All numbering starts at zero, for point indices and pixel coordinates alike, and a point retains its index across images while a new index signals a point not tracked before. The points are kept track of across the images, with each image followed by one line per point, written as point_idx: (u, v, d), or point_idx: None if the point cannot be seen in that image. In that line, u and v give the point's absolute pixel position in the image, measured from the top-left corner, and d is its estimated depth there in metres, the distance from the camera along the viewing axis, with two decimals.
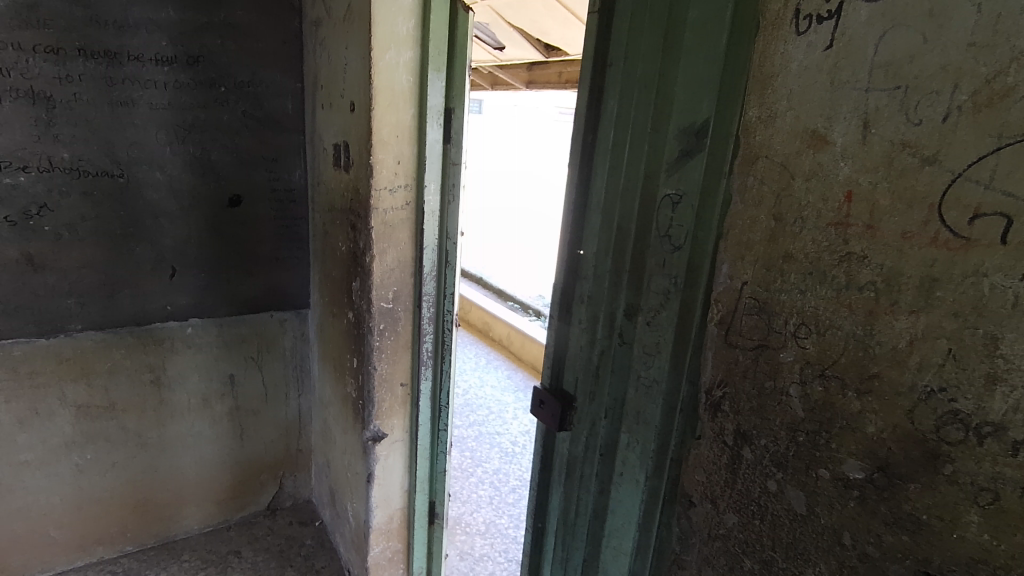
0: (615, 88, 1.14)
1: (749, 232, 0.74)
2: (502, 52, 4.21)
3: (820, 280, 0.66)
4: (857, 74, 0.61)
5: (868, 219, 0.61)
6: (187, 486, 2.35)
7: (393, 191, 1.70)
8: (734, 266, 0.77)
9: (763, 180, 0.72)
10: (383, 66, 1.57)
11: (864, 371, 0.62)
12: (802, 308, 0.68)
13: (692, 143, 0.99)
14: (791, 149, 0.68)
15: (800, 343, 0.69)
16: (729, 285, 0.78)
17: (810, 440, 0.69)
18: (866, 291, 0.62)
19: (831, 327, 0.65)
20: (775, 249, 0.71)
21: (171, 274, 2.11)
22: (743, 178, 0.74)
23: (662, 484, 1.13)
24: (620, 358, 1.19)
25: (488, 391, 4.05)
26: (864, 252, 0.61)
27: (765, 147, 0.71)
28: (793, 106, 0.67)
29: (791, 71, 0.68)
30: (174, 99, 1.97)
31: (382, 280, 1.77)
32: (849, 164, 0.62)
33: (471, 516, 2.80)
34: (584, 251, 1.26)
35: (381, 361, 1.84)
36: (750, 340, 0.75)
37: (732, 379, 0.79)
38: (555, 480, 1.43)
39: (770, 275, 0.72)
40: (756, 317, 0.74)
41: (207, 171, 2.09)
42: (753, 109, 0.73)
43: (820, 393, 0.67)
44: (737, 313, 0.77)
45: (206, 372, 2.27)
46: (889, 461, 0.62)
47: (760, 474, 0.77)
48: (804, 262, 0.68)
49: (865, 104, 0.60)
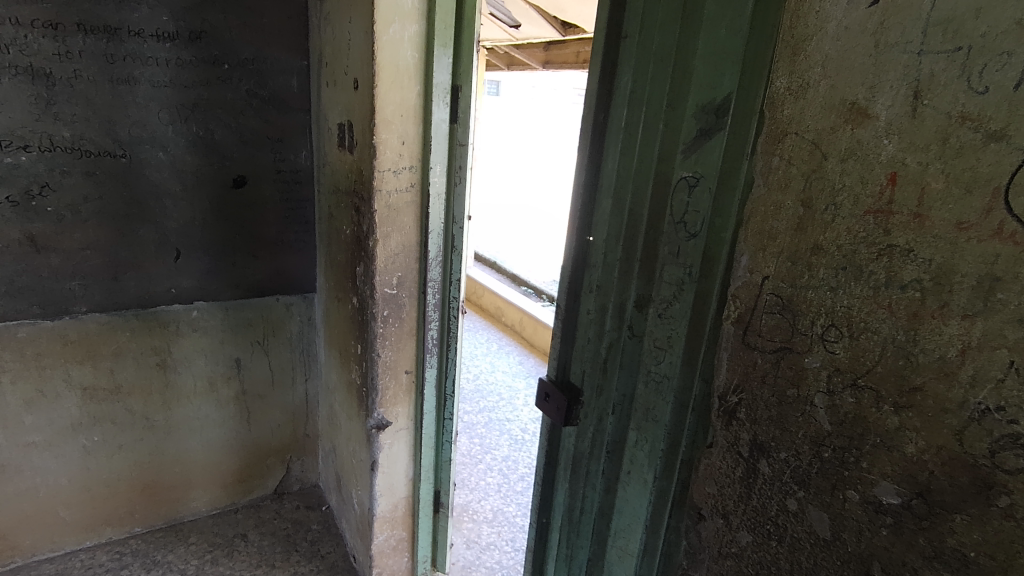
0: (629, 61, 1.05)
1: (774, 219, 0.67)
2: (518, 31, 4.10)
3: (854, 276, 0.59)
4: (908, 35, 0.52)
5: (916, 206, 0.53)
6: (195, 469, 2.35)
7: (397, 173, 1.64)
8: (754, 259, 0.70)
9: (790, 160, 0.64)
10: (387, 41, 1.50)
11: (904, 384, 0.55)
12: (833, 308, 0.61)
13: (711, 121, 0.92)
14: (825, 124, 0.60)
15: (829, 347, 0.62)
16: (749, 279, 0.71)
17: (837, 457, 0.62)
18: (909, 290, 0.54)
19: (866, 331, 0.58)
20: (802, 239, 0.64)
21: (175, 256, 2.08)
22: (767, 158, 0.67)
23: (672, 486, 1.06)
24: (630, 352, 1.13)
25: (499, 376, 4.01)
26: (910, 245, 0.54)
27: (794, 122, 0.63)
28: (829, 74, 0.59)
29: (828, 34, 0.59)
30: (176, 77, 1.92)
31: (386, 266, 1.71)
32: (894, 141, 0.54)
33: (479, 504, 2.78)
34: (593, 238, 1.19)
35: (385, 349, 1.79)
36: (770, 342, 0.68)
37: (748, 384, 0.72)
38: (560, 475, 1.38)
39: (796, 269, 0.65)
40: (776, 317, 0.67)
41: (211, 152, 2.04)
42: (782, 78, 0.65)
43: (850, 405, 0.60)
44: (756, 311, 0.70)
45: (212, 356, 2.26)
46: (931, 488, 0.55)
47: (779, 491, 0.70)
48: (836, 255, 0.60)
49: (918, 69, 0.52)
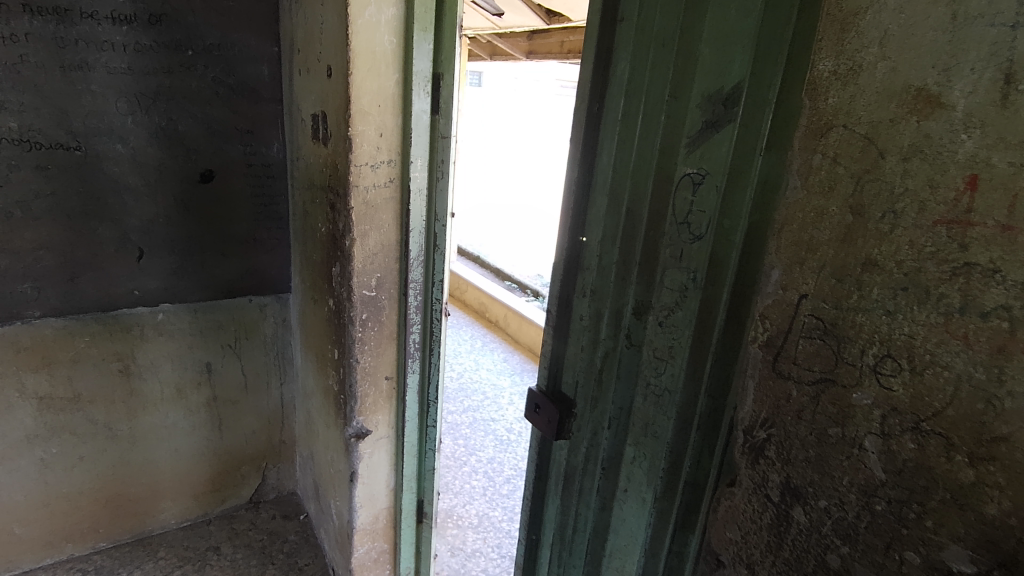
0: (628, 47, 0.97)
1: (816, 226, 0.60)
2: (502, 20, 3.99)
3: (918, 299, 0.52)
4: (995, 4, 0.45)
5: (1006, 216, 0.45)
6: (163, 479, 2.24)
7: (374, 167, 1.53)
8: (789, 273, 0.63)
9: (836, 157, 0.57)
10: (362, 25, 1.39)
11: (984, 432, 0.48)
12: (890, 336, 0.54)
13: (719, 113, 0.83)
14: (883, 115, 0.53)
15: (883, 382, 0.55)
16: (783, 297, 0.64)
17: (893, 511, 0.56)
18: (993, 319, 0.47)
19: (932, 366, 0.51)
20: (850, 252, 0.57)
21: (138, 256, 1.95)
22: (807, 155, 0.60)
23: (673, 508, 0.99)
24: (628, 363, 1.05)
25: (483, 374, 3.93)
26: (995, 264, 0.46)
27: (842, 112, 0.56)
28: (888, 55, 0.52)
29: (888, 6, 0.52)
30: (135, 63, 1.78)
31: (363, 266, 1.61)
32: (974, 136, 0.47)
33: (463, 508, 2.70)
34: (587, 239, 1.11)
35: (363, 354, 1.69)
36: (809, 371, 0.62)
37: (781, 417, 0.65)
38: (550, 490, 1.30)
39: (842, 288, 0.58)
40: (816, 342, 0.60)
41: (175, 144, 1.91)
42: (827, 60, 0.57)
43: (912, 452, 0.53)
44: (791, 335, 0.63)
45: (179, 362, 2.13)
46: (1016, 557, 0.48)
47: (816, 544, 0.63)
48: (895, 272, 0.53)
49: (1009, 46, 0.44)
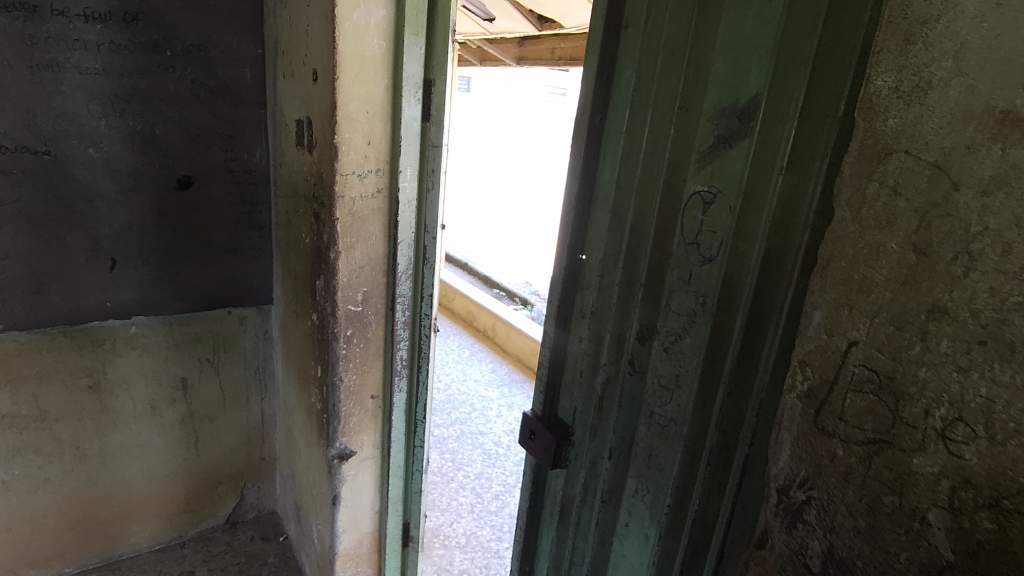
0: (633, 55, 0.91)
1: (872, 261, 0.56)
2: (493, 25, 3.94)
3: (997, 356, 0.47)
4: None
5: None
6: (134, 500, 2.13)
7: (362, 177, 1.46)
8: (835, 317, 0.59)
9: (897, 185, 0.53)
10: (350, 27, 1.32)
11: None
12: (961, 398, 0.50)
13: (733, 126, 0.78)
14: (958, 141, 0.49)
15: (953, 448, 0.50)
16: (829, 343, 0.60)
17: None
18: None
19: (1014, 435, 0.47)
20: (910, 297, 0.53)
21: (110, 266, 1.85)
22: (861, 183, 0.56)
23: (679, 548, 0.93)
24: (630, 390, 0.99)
25: (471, 385, 3.84)
26: None
27: (905, 136, 0.52)
28: (966, 73, 0.48)
29: (966, 13, 0.48)
30: (109, 63, 1.69)
31: (349, 280, 1.53)
32: None
33: (450, 527, 2.62)
34: (587, 257, 1.05)
35: (348, 372, 1.61)
36: (860, 428, 0.57)
37: (824, 478, 0.61)
38: (545, 520, 1.23)
39: (900, 339, 0.54)
40: (866, 398, 0.57)
41: (151, 149, 1.82)
42: (887, 77, 0.54)
43: (987, 529, 0.49)
44: (839, 386, 0.59)
45: (153, 377, 2.04)
46: None
47: None
48: (968, 325, 0.49)
49: None
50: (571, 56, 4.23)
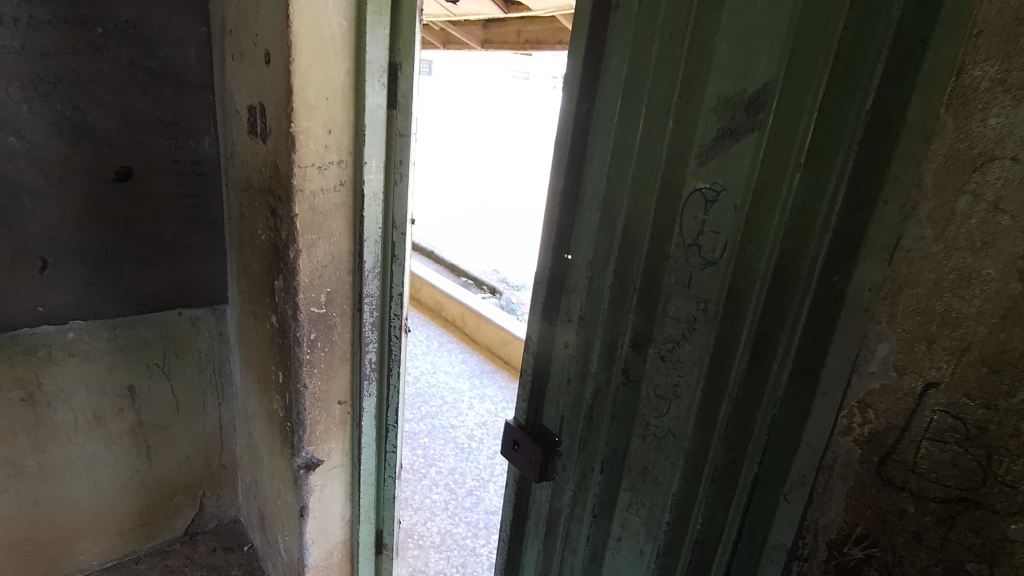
0: (625, 38, 0.83)
1: (956, 288, 0.54)
2: (457, 6, 3.80)
3: None
4: None
5: None
6: (81, 518, 1.97)
7: (322, 169, 1.34)
8: (905, 360, 0.58)
9: (997, 193, 0.50)
10: (306, 4, 1.19)
11: None
12: None
13: (740, 119, 0.71)
14: None
15: None
16: (899, 388, 0.58)
17: None
18: None
19: None
20: (1001, 344, 0.51)
21: (41, 266, 1.67)
22: (952, 191, 0.53)
23: (678, 567, 0.87)
24: (623, 401, 0.92)
25: (440, 377, 3.75)
26: None
27: (1007, 141, 0.49)
28: None
29: None
30: (30, 42, 1.49)
31: (311, 280, 1.42)
32: None
33: (424, 526, 2.54)
34: (574, 257, 0.97)
35: (312, 378, 1.50)
36: (939, 477, 0.57)
37: (892, 523, 0.61)
38: (530, 534, 1.16)
39: (985, 389, 0.53)
40: (948, 449, 0.56)
41: (84, 137, 1.63)
42: (987, 69, 0.50)
43: None
44: (913, 433, 0.58)
45: (96, 385, 1.88)
46: None
47: None
48: None
49: None
50: (537, 39, 4.17)
